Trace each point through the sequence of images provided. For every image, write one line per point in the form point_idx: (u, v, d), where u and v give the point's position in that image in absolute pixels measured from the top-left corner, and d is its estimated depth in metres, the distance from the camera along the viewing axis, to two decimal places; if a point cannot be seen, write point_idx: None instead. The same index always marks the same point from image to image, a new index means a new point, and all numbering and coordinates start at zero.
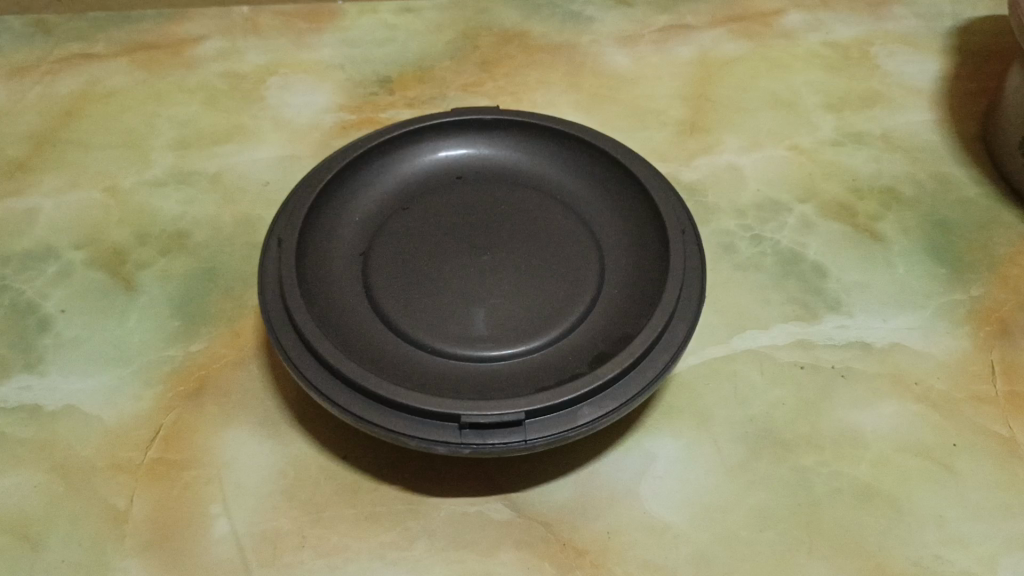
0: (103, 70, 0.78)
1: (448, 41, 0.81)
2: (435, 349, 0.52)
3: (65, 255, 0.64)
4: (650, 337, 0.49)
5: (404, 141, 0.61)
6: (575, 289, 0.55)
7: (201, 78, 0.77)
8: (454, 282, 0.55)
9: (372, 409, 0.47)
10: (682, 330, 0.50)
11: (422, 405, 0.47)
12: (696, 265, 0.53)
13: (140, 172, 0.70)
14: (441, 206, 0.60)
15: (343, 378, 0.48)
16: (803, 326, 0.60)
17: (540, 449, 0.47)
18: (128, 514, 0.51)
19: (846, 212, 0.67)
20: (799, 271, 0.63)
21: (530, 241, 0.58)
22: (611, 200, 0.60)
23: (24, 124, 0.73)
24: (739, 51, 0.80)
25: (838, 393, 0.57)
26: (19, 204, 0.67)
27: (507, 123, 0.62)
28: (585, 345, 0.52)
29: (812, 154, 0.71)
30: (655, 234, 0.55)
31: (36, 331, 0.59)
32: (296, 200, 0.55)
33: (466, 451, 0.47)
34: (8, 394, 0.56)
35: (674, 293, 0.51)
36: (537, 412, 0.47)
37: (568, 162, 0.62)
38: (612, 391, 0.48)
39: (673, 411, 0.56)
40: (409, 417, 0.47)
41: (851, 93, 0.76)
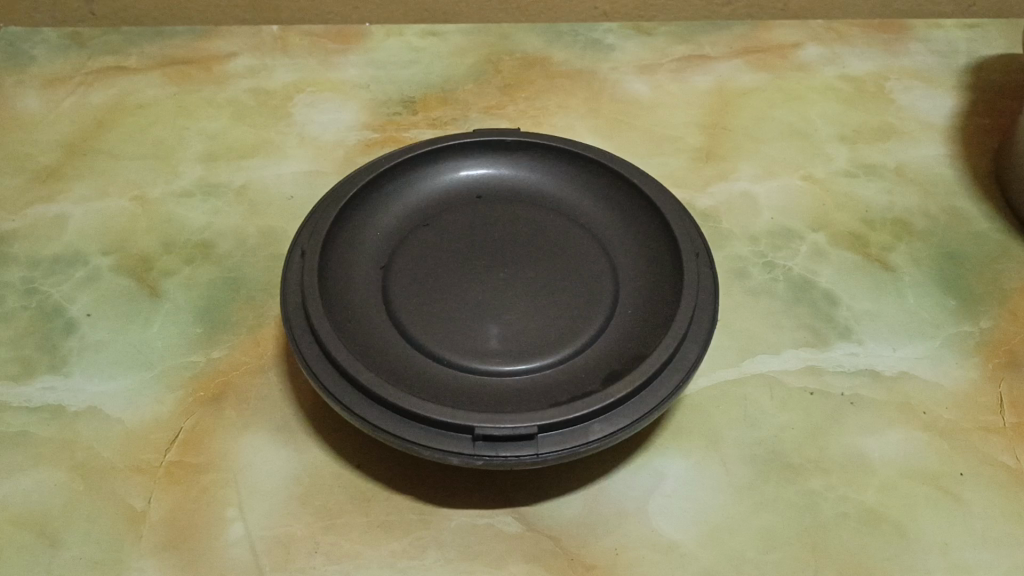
0: (135, 83, 0.80)
1: (471, 65, 0.83)
2: (451, 363, 0.53)
3: (92, 260, 0.65)
4: (662, 357, 0.50)
5: (427, 159, 0.63)
6: (589, 309, 0.56)
7: (229, 93, 0.79)
8: (472, 298, 0.56)
9: (389, 419, 0.48)
10: (694, 351, 0.51)
11: (437, 416, 0.48)
12: (709, 289, 0.54)
13: (167, 182, 0.71)
14: (461, 223, 0.61)
15: (361, 387, 0.49)
16: (813, 353, 0.61)
17: (552, 464, 0.48)
18: (145, 514, 0.52)
19: (859, 242, 0.68)
20: (811, 298, 0.64)
21: (546, 260, 0.59)
22: (627, 223, 0.61)
23: (56, 133, 0.75)
24: (757, 82, 0.81)
25: (846, 420, 0.57)
26: (49, 210, 0.69)
27: (527, 144, 0.64)
28: (598, 363, 0.53)
29: (826, 184, 0.72)
30: (669, 258, 0.56)
31: (62, 334, 0.61)
32: (321, 214, 0.57)
33: (479, 463, 0.48)
34: (32, 395, 0.57)
35: (687, 315, 0.52)
36: (550, 426, 0.48)
37: (585, 184, 0.63)
38: (624, 409, 0.49)
39: (683, 431, 0.57)
40: (424, 427, 0.48)
41: (865, 125, 0.78)
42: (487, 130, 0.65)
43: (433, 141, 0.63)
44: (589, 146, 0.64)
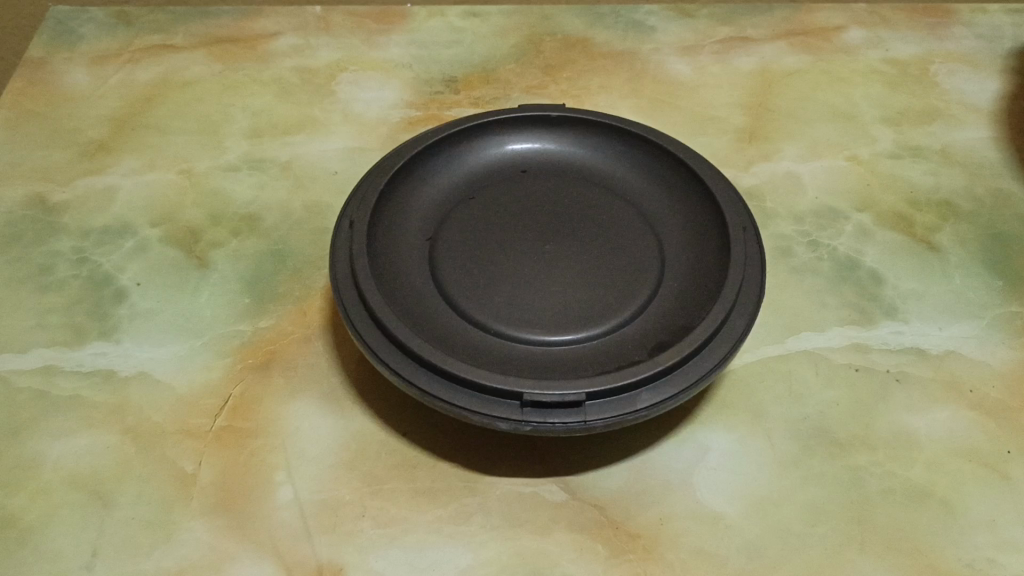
0: (182, 61, 0.81)
1: (513, 45, 0.83)
2: (498, 332, 0.53)
3: (141, 231, 0.66)
4: (710, 328, 0.50)
5: (474, 133, 0.63)
6: (635, 281, 0.56)
7: (274, 71, 0.80)
8: (519, 269, 0.57)
9: (437, 384, 0.49)
10: (742, 323, 0.51)
11: (486, 382, 0.48)
12: (756, 262, 0.53)
13: (214, 157, 0.72)
14: (507, 196, 0.61)
15: (410, 353, 0.49)
16: (858, 330, 0.61)
17: (599, 431, 0.48)
18: (196, 477, 0.53)
19: (903, 222, 0.68)
20: (855, 277, 0.64)
21: (593, 234, 0.59)
22: (672, 198, 0.61)
23: (106, 109, 0.76)
24: (800, 64, 0.81)
25: (892, 397, 0.57)
26: (99, 183, 0.70)
27: (572, 119, 0.64)
28: (645, 334, 0.53)
29: (870, 165, 0.72)
30: (716, 232, 0.56)
31: (113, 302, 0.62)
32: (369, 184, 0.57)
33: (527, 429, 0.47)
34: (84, 360, 0.58)
35: (734, 287, 0.52)
36: (598, 393, 0.48)
37: (630, 159, 0.64)
38: (671, 379, 0.49)
39: (728, 406, 0.57)
40: (472, 393, 0.48)
41: (910, 108, 0.77)
42: (533, 105, 0.65)
43: (480, 115, 0.64)
44: (635, 122, 0.64)
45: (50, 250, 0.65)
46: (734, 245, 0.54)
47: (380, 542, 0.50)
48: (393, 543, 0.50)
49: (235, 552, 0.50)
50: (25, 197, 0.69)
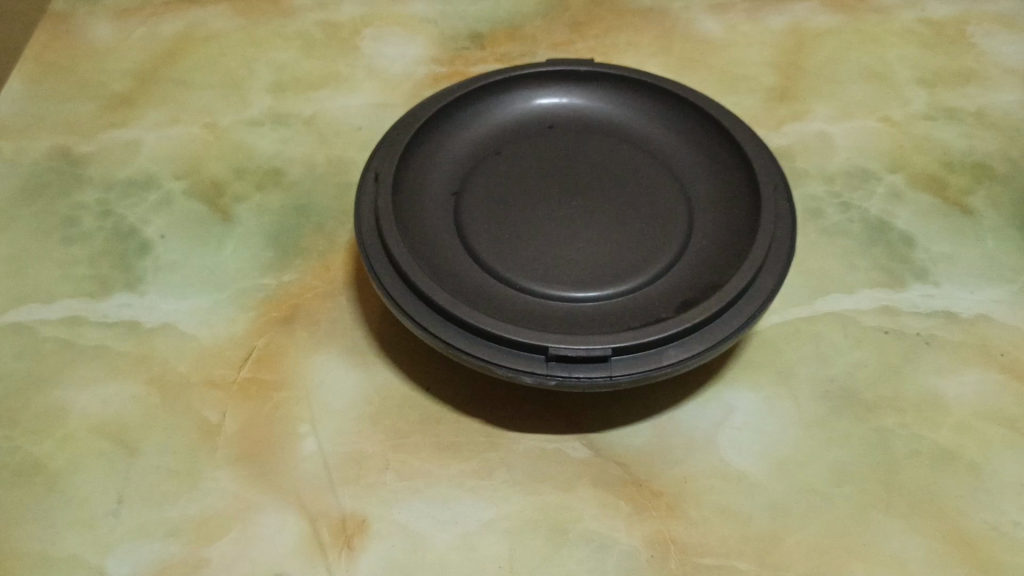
0: (205, 14, 0.80)
1: (539, 2, 0.82)
2: (524, 288, 0.53)
3: (165, 184, 0.66)
4: (739, 285, 0.49)
5: (500, 87, 0.63)
6: (662, 239, 0.55)
7: (298, 26, 0.79)
8: (545, 226, 0.56)
9: (462, 337, 0.48)
10: (772, 280, 0.50)
11: (511, 336, 0.47)
12: (788, 219, 0.52)
13: (238, 111, 0.72)
14: (534, 152, 0.61)
15: (434, 306, 0.49)
16: (888, 293, 0.60)
17: (625, 387, 0.47)
18: (220, 427, 0.53)
19: (936, 185, 0.66)
20: (886, 239, 0.63)
21: (620, 191, 0.58)
22: (701, 156, 0.60)
23: (129, 62, 0.76)
24: (832, 23, 0.79)
25: (922, 359, 0.56)
26: (123, 136, 0.70)
27: (601, 74, 0.63)
28: (672, 293, 0.53)
29: (903, 126, 0.70)
30: (746, 190, 0.55)
31: (138, 254, 0.62)
32: (395, 137, 0.56)
33: (552, 384, 0.47)
34: (109, 310, 0.58)
35: (765, 245, 0.50)
36: (624, 349, 0.47)
37: (659, 115, 0.63)
38: (699, 335, 0.48)
39: (754, 366, 0.56)
40: (497, 347, 0.47)
41: (945, 69, 0.75)
42: (561, 60, 0.64)
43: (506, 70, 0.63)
44: (664, 78, 0.63)
45: (74, 201, 0.65)
46: (765, 203, 0.53)
47: (402, 494, 0.50)
48: (416, 495, 0.50)
49: (259, 501, 0.50)
50: (50, 148, 0.69)
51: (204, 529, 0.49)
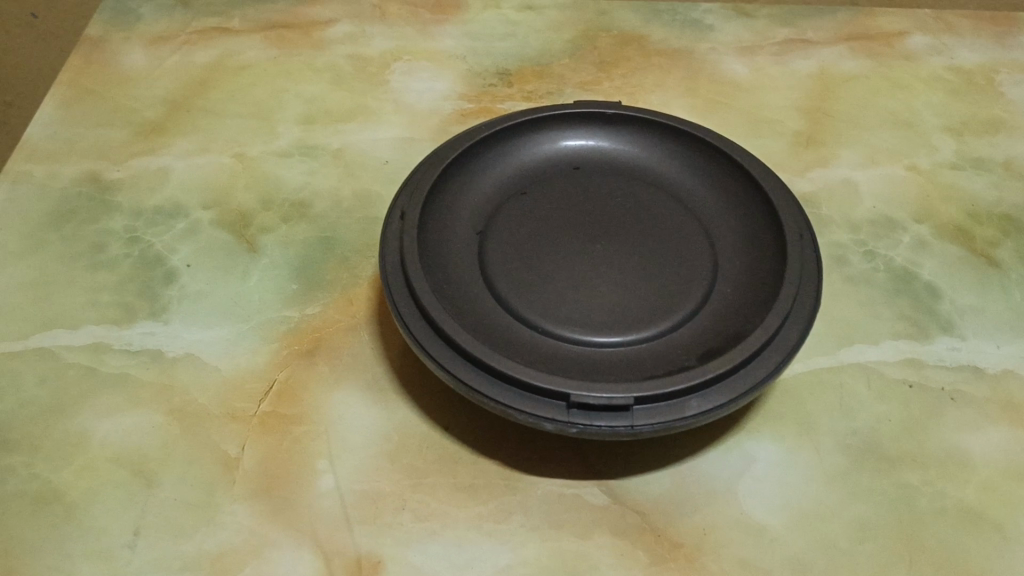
0: (237, 44, 0.81)
1: (567, 40, 0.82)
2: (546, 331, 0.53)
3: (193, 213, 0.67)
4: (764, 335, 0.48)
5: (528, 129, 0.63)
6: (686, 286, 0.55)
7: (328, 58, 0.80)
8: (568, 268, 0.56)
9: (482, 381, 0.47)
10: (797, 331, 0.49)
11: (532, 381, 0.46)
12: (813, 270, 0.52)
13: (267, 142, 0.72)
14: (559, 194, 0.61)
15: (455, 348, 0.48)
16: (913, 345, 0.59)
17: (647, 437, 0.46)
18: (239, 461, 0.53)
19: (963, 235, 0.66)
20: (912, 289, 0.62)
21: (645, 236, 0.58)
22: (728, 202, 0.60)
23: (161, 89, 0.77)
24: (860, 69, 0.79)
25: (946, 415, 0.56)
26: (153, 163, 0.70)
27: (628, 118, 0.64)
28: (695, 341, 0.52)
29: (930, 175, 0.70)
30: (773, 239, 0.55)
31: (163, 282, 0.62)
32: (422, 175, 0.57)
33: (573, 431, 0.46)
34: (133, 339, 0.59)
35: (790, 294, 0.50)
36: (646, 398, 0.46)
37: (685, 161, 0.63)
38: (722, 386, 0.47)
39: (776, 416, 0.56)
40: (518, 392, 0.47)
41: (973, 118, 0.75)
42: (589, 104, 0.65)
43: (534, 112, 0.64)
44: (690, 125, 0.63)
45: (103, 227, 0.66)
46: (790, 252, 0.52)
47: (419, 536, 0.50)
48: (432, 537, 0.50)
49: (275, 538, 0.50)
50: (81, 174, 0.69)
51: (220, 564, 0.49)
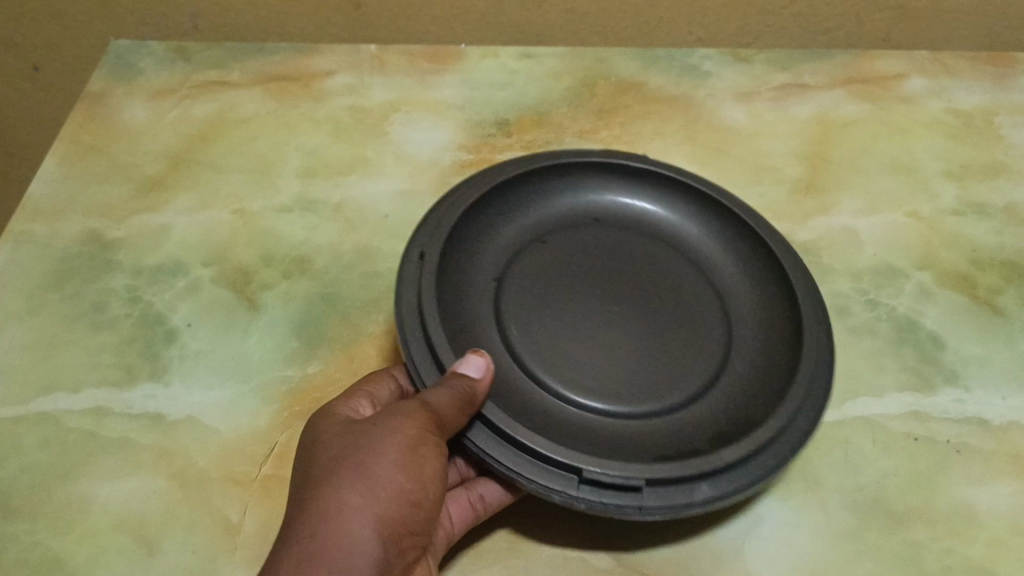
0: (237, 98, 0.82)
1: (566, 88, 0.83)
2: (558, 394, 0.52)
3: (194, 271, 0.67)
4: (780, 422, 0.49)
5: (551, 175, 0.64)
6: (701, 358, 0.55)
7: (328, 110, 0.81)
8: (583, 326, 0.56)
9: (494, 451, 0.47)
10: (808, 423, 0.50)
11: (545, 452, 0.46)
12: (827, 358, 0.53)
13: (267, 197, 0.73)
14: (577, 245, 0.61)
15: (476, 417, 0.48)
16: (918, 397, 0.59)
17: (651, 520, 0.46)
18: (240, 526, 0.53)
19: (966, 283, 0.66)
20: (915, 339, 0.62)
21: (661, 300, 0.58)
22: (739, 283, 0.61)
23: (163, 145, 0.77)
24: (858, 113, 0.80)
25: (953, 469, 0.55)
26: (154, 220, 0.71)
27: (650, 175, 0.65)
28: (705, 422, 0.52)
29: (932, 222, 0.70)
30: (789, 322, 0.56)
31: (164, 342, 0.62)
32: (444, 214, 0.57)
33: (581, 507, 0.45)
34: (133, 401, 0.59)
35: (805, 383, 0.51)
36: (657, 480, 0.46)
37: (706, 227, 0.64)
38: (731, 474, 0.47)
39: (782, 472, 0.55)
40: (530, 462, 0.46)
41: (973, 161, 0.75)
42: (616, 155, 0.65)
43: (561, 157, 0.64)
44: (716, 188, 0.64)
45: (104, 287, 0.66)
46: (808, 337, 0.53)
47: None
48: None
49: None
50: (82, 232, 0.70)
51: None
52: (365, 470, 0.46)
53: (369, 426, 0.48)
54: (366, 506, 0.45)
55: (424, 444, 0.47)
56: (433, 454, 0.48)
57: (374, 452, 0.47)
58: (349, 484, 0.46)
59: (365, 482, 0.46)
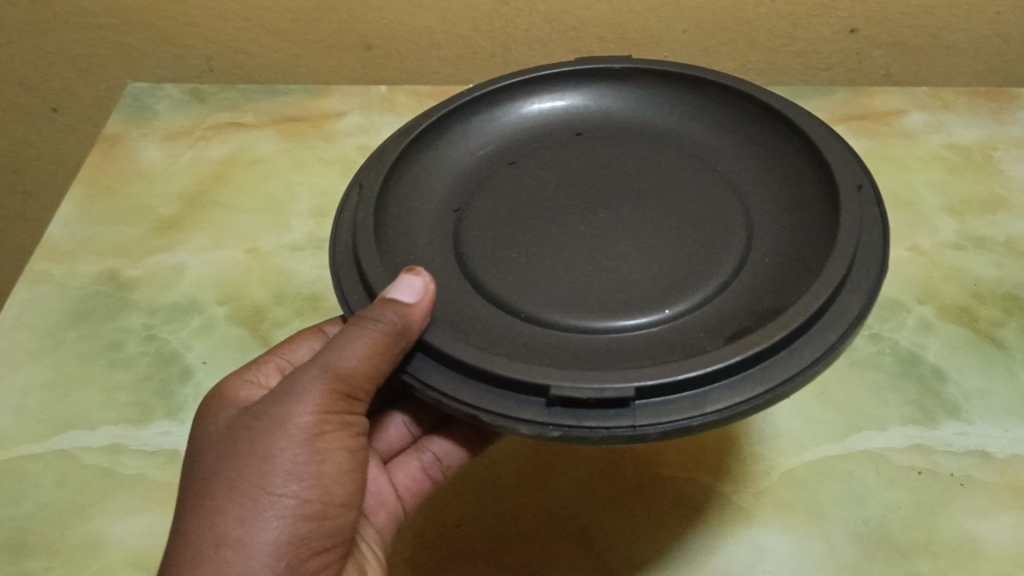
0: (251, 140, 0.85)
1: None
2: (531, 317, 0.49)
3: (208, 309, 0.68)
4: (822, 292, 0.42)
5: (520, 91, 0.64)
6: (714, 259, 0.51)
7: (339, 150, 0.83)
8: (565, 246, 0.53)
9: (456, 380, 0.42)
10: (856, 303, 0.43)
11: (511, 374, 0.40)
12: (874, 221, 0.47)
13: (280, 236, 0.74)
14: (554, 160, 0.60)
15: (429, 348, 0.44)
16: (921, 431, 0.59)
17: (654, 441, 0.39)
18: None
19: (967, 316, 0.66)
20: (918, 373, 0.63)
21: (661, 202, 0.55)
22: (768, 176, 0.56)
23: (179, 186, 0.80)
24: (858, 149, 0.82)
25: (956, 502, 0.55)
26: (169, 259, 0.73)
27: (637, 72, 0.63)
28: (721, 322, 0.47)
29: (932, 256, 0.71)
30: (826, 207, 0.50)
31: (179, 380, 0.63)
32: (389, 146, 0.57)
33: (556, 435, 0.40)
34: (149, 439, 0.60)
35: (844, 260, 0.44)
36: (650, 393, 0.39)
37: (712, 116, 0.61)
38: (755, 373, 0.40)
39: (787, 506, 0.56)
40: (496, 391, 0.41)
41: (973, 196, 0.76)
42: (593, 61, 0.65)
43: (527, 72, 0.64)
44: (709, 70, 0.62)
45: (120, 325, 0.67)
46: (848, 207, 0.47)
47: None
48: None
49: None
50: (99, 271, 0.71)
51: None
52: (261, 467, 0.44)
53: (265, 406, 0.46)
54: (263, 519, 0.43)
55: (328, 429, 0.46)
56: (337, 439, 0.46)
57: (272, 444, 0.44)
58: (243, 491, 0.43)
59: (261, 486, 0.44)
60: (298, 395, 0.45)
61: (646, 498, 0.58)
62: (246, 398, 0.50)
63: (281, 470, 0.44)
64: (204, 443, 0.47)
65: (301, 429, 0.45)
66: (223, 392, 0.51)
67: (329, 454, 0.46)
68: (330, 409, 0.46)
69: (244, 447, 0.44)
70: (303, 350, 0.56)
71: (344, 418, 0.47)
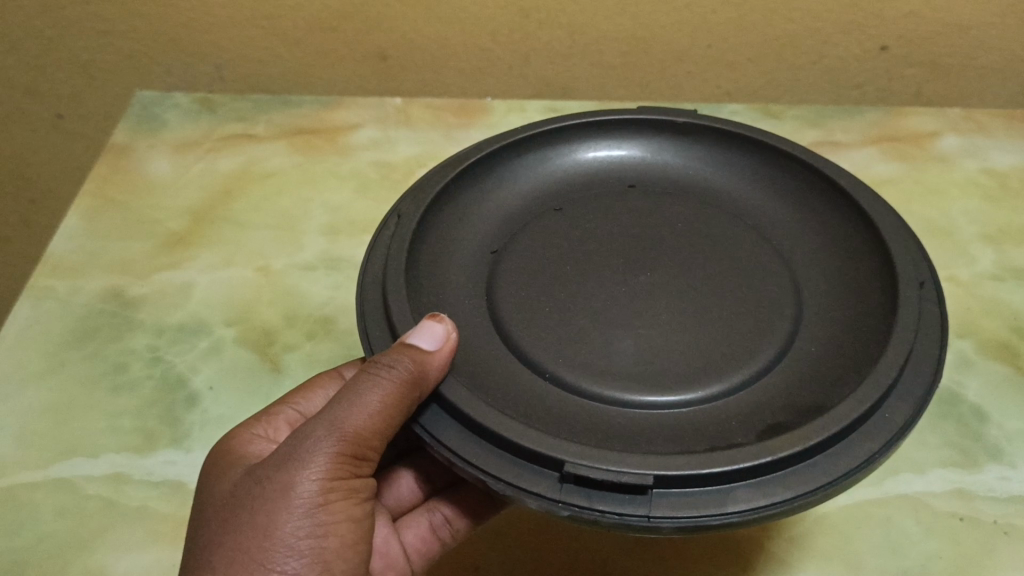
0: (262, 152, 0.83)
1: None
2: (557, 378, 0.46)
3: (216, 331, 0.66)
4: (871, 396, 0.40)
5: (576, 135, 0.62)
6: (759, 334, 0.48)
7: (353, 165, 0.81)
8: (599, 301, 0.50)
9: (470, 446, 0.40)
10: (903, 415, 0.41)
11: (528, 445, 0.38)
12: (931, 325, 0.45)
13: (291, 255, 0.72)
14: (596, 212, 0.57)
15: (445, 405, 0.42)
16: (962, 474, 0.57)
17: (669, 534, 0.37)
18: None
19: (1008, 351, 0.64)
20: (957, 412, 0.60)
21: (699, 265, 0.53)
22: (824, 256, 0.54)
23: (187, 200, 0.78)
24: (891, 172, 0.79)
25: (1001, 551, 0.52)
26: (177, 277, 0.70)
27: (700, 128, 0.61)
28: (763, 409, 0.45)
29: (970, 287, 0.69)
30: (881, 296, 0.48)
31: (185, 406, 0.61)
32: (434, 177, 0.55)
33: (564, 514, 0.37)
34: (154, 468, 0.57)
35: (896, 363, 0.41)
36: (671, 483, 0.37)
37: (770, 183, 0.59)
38: (785, 476, 0.38)
39: (821, 555, 0.53)
40: (511, 460, 0.39)
41: (1012, 225, 0.74)
42: (655, 111, 0.63)
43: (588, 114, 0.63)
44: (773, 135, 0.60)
45: (124, 346, 0.65)
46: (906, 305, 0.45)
47: None
48: None
49: None
50: (105, 288, 0.69)
51: None
52: (262, 541, 0.41)
53: (268, 470, 0.43)
54: None
55: (334, 496, 0.43)
56: (342, 507, 0.44)
57: (275, 516, 0.42)
58: (242, 569, 0.41)
59: (261, 563, 0.41)
60: (303, 459, 0.43)
61: (684, 556, 0.54)
62: (252, 458, 0.48)
63: (283, 544, 0.42)
64: (203, 509, 0.44)
65: (305, 497, 0.42)
66: (228, 451, 0.48)
67: (332, 525, 0.44)
68: (337, 474, 0.43)
69: (244, 519, 0.42)
70: (317, 399, 0.54)
71: (352, 485, 0.44)
